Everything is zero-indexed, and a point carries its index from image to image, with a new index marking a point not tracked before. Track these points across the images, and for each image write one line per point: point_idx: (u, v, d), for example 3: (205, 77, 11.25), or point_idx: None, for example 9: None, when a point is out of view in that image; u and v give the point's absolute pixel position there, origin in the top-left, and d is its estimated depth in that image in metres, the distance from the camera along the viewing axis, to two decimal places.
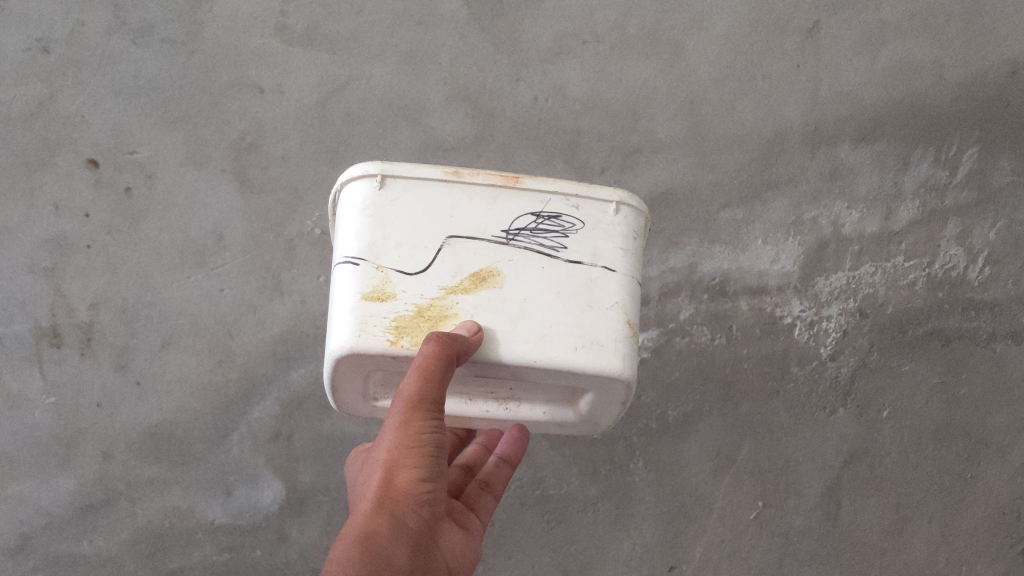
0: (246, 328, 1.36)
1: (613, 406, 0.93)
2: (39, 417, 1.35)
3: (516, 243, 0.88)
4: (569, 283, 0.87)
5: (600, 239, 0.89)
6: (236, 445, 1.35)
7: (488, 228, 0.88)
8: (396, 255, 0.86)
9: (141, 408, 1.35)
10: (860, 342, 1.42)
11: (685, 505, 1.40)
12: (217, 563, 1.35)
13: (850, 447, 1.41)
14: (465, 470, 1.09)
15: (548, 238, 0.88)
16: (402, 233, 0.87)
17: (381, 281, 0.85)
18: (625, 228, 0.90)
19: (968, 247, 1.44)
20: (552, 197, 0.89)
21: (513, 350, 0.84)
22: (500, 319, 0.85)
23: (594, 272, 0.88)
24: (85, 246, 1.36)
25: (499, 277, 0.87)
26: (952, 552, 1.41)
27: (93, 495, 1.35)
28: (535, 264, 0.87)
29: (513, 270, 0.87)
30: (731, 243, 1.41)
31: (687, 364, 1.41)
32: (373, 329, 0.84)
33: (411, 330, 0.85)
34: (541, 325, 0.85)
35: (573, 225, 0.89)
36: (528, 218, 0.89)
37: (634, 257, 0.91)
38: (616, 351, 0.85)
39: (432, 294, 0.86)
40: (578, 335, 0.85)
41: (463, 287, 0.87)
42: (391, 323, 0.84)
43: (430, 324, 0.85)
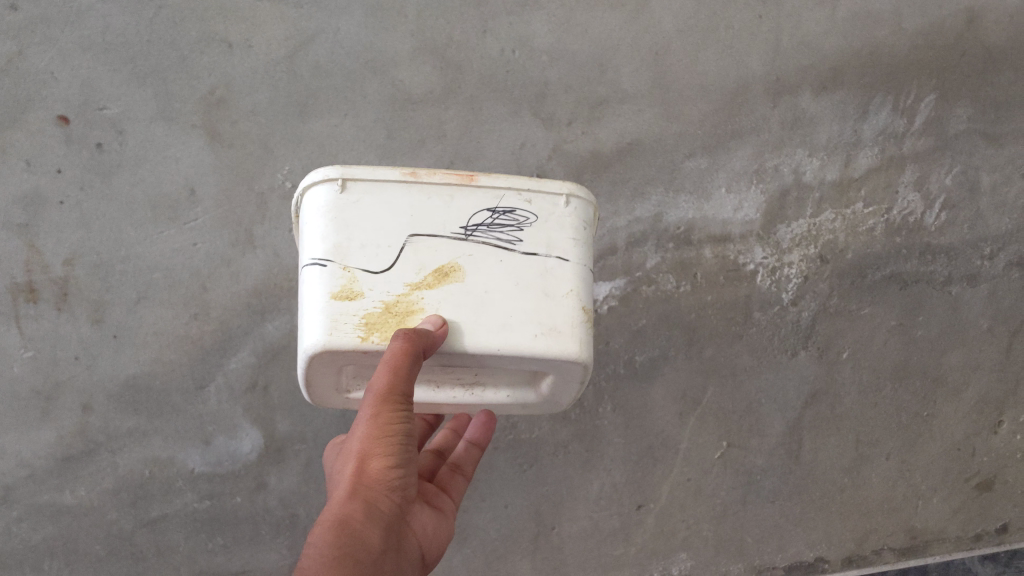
0: (221, 280, 1.38)
1: (573, 386, 0.95)
2: (18, 371, 1.37)
3: (475, 238, 0.87)
4: (525, 273, 0.87)
5: (554, 231, 0.88)
6: (214, 396, 1.38)
7: (447, 225, 0.87)
8: (361, 255, 0.84)
9: (119, 360, 1.38)
10: (821, 287, 1.46)
11: (653, 446, 1.45)
12: (199, 510, 1.39)
13: (812, 389, 1.47)
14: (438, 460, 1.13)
15: (504, 232, 0.87)
16: (366, 234, 0.85)
17: (349, 281, 0.84)
18: (576, 219, 0.90)
19: (925, 193, 1.49)
20: (505, 191, 0.88)
21: (476, 341, 0.84)
22: (462, 311, 0.85)
23: (550, 262, 0.87)
24: (59, 202, 1.37)
25: (460, 271, 0.86)
26: (909, 487, 1.50)
27: (74, 447, 1.38)
28: (493, 258, 0.87)
29: (473, 264, 0.87)
30: (695, 192, 1.44)
31: (654, 311, 1.45)
32: (342, 327, 0.83)
33: (380, 326, 0.84)
34: (502, 318, 0.85)
35: (526, 219, 0.88)
36: (485, 214, 0.88)
37: (586, 245, 0.91)
38: (575, 337, 0.86)
39: (397, 291, 0.85)
40: (537, 322, 0.85)
41: (426, 284, 0.86)
42: (361, 321, 0.84)
43: (397, 320, 0.85)
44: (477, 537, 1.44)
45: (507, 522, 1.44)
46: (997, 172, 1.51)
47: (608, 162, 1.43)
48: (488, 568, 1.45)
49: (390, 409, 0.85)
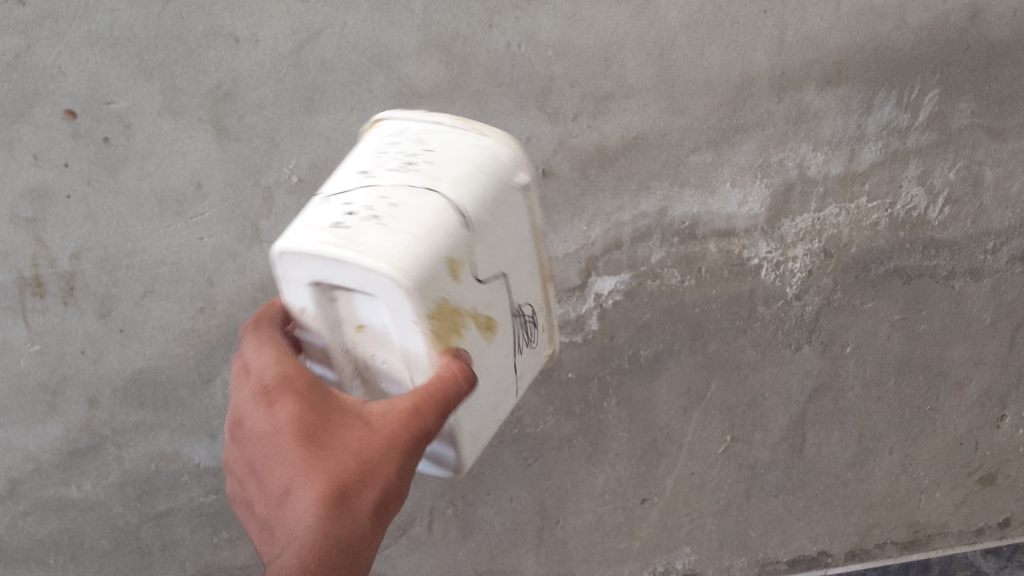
0: (227, 275, 1.39)
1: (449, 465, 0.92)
2: (24, 365, 1.38)
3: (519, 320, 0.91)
4: (510, 375, 0.92)
5: (536, 364, 1.00)
6: (219, 391, 1.41)
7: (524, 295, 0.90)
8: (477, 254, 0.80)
9: (125, 355, 1.39)
10: (824, 282, 1.47)
11: (657, 440, 1.50)
12: (205, 504, 1.45)
13: (815, 383, 1.51)
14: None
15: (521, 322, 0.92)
16: (494, 239, 0.82)
17: (462, 254, 0.77)
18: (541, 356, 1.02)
19: (929, 187, 1.49)
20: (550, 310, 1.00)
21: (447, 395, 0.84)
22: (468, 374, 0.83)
23: (519, 384, 0.96)
24: (65, 196, 1.36)
25: (489, 339, 0.85)
26: (913, 480, 1.58)
27: (80, 441, 1.41)
28: (510, 354, 0.90)
29: (500, 341, 0.87)
30: (700, 186, 1.44)
31: (657, 306, 1.46)
32: (429, 291, 0.74)
33: (434, 328, 0.76)
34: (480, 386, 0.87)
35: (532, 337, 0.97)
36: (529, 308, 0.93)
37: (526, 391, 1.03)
38: (476, 451, 0.92)
39: (466, 305, 0.79)
40: (478, 420, 0.90)
41: (475, 323, 0.81)
42: (432, 309, 0.75)
43: (445, 322, 0.77)
44: (483, 530, 1.53)
45: (510, 515, 1.52)
46: (1001, 167, 1.51)
47: (613, 157, 1.43)
48: (492, 560, 1.55)
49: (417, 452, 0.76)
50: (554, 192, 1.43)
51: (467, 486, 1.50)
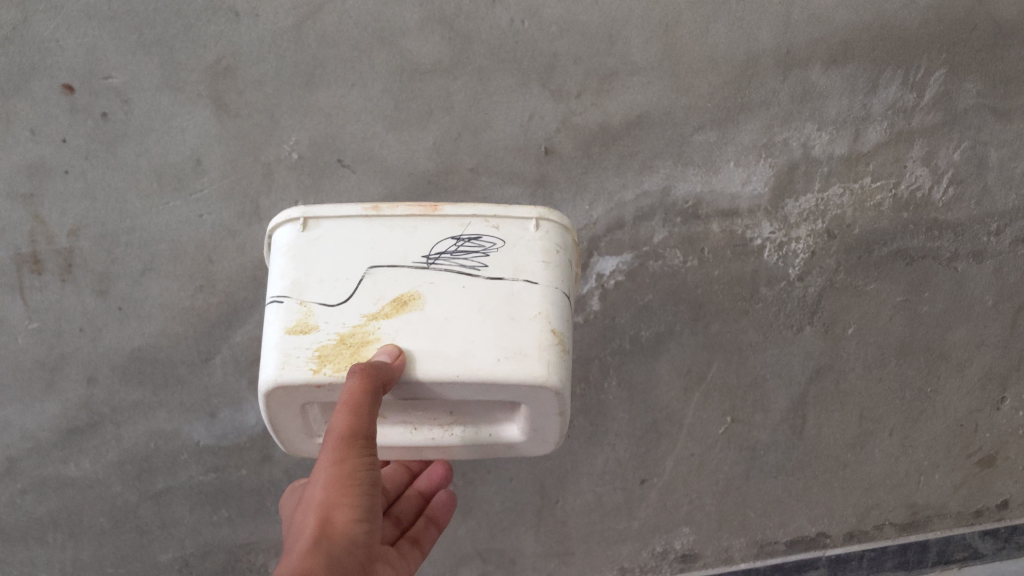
0: (226, 254, 1.37)
1: (551, 416, 0.97)
2: (22, 343, 1.37)
3: (437, 266, 0.97)
4: (491, 299, 0.94)
5: (520, 256, 0.96)
6: (219, 368, 1.39)
7: (410, 255, 0.97)
8: (318, 291, 0.96)
9: (124, 333, 1.37)
10: (828, 263, 1.46)
11: (657, 421, 1.50)
12: (203, 483, 1.43)
13: (817, 363, 1.50)
14: (421, 495, 1.23)
15: (468, 259, 0.97)
16: (324, 269, 0.96)
17: (305, 314, 0.95)
18: (546, 242, 0.98)
19: (933, 167, 1.48)
20: (471, 220, 0.98)
21: (435, 367, 0.92)
22: (422, 339, 0.93)
23: (516, 287, 0.95)
24: (63, 171, 1.35)
25: (419, 300, 0.95)
26: (912, 462, 1.57)
27: (78, 419, 1.39)
28: (457, 284, 0.95)
29: (434, 292, 0.95)
30: (703, 165, 1.43)
31: (659, 286, 1.45)
32: (294, 361, 0.92)
33: (333, 357, 0.93)
34: (464, 343, 0.92)
35: (493, 244, 0.97)
36: (449, 243, 0.98)
37: (557, 270, 0.97)
38: (539, 360, 0.91)
39: (355, 321, 0.95)
40: (500, 347, 0.91)
41: (386, 312, 0.95)
42: (315, 353, 0.93)
43: (351, 349, 0.94)
44: (482, 508, 1.53)
45: (511, 495, 1.52)
46: (1005, 148, 1.49)
47: (617, 135, 1.42)
48: (492, 539, 1.54)
49: (355, 454, 0.90)
50: (556, 170, 1.42)
51: (467, 466, 1.51)
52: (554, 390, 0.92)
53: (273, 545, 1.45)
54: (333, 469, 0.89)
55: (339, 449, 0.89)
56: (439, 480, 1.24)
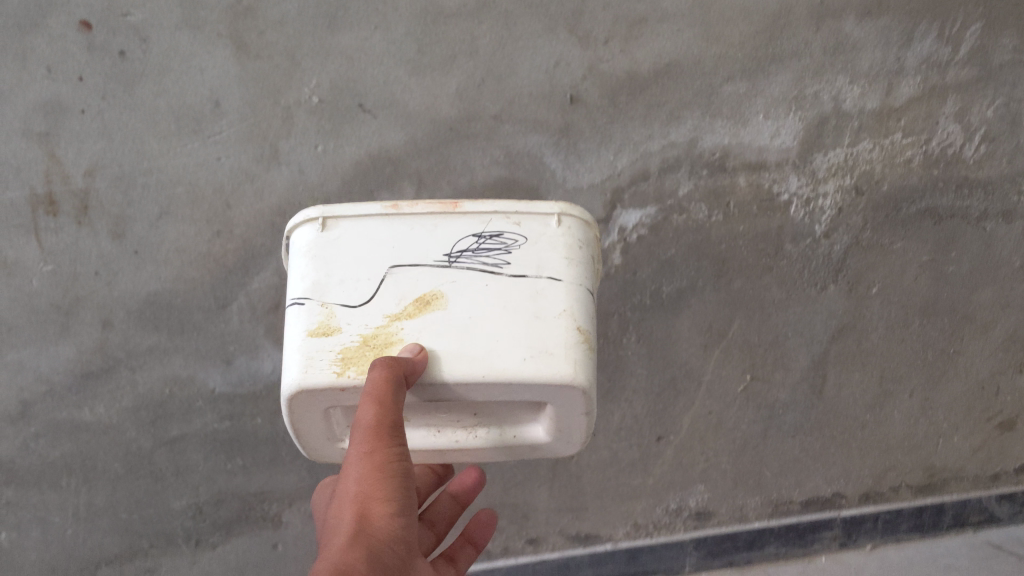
0: (244, 199, 1.35)
1: (577, 417, 0.94)
2: (37, 285, 1.34)
3: (459, 264, 0.94)
4: (515, 297, 0.92)
5: (543, 252, 0.94)
6: (235, 315, 1.37)
7: (430, 254, 0.94)
8: (339, 292, 0.93)
9: (140, 277, 1.36)
10: (854, 220, 1.44)
11: (676, 377, 1.49)
12: (218, 430, 1.42)
13: (839, 322, 1.48)
14: (454, 499, 1.19)
15: (491, 256, 0.94)
16: (343, 268, 0.94)
17: (326, 317, 0.92)
18: (568, 238, 0.95)
19: (966, 124, 1.44)
20: (491, 215, 0.96)
21: (461, 369, 0.89)
22: (445, 338, 0.91)
23: (540, 284, 0.92)
24: (79, 110, 1.32)
25: (442, 299, 0.93)
26: (932, 425, 1.59)
27: (92, 363, 1.37)
28: (480, 282, 0.93)
29: (457, 290, 0.93)
30: (732, 117, 1.40)
31: (682, 241, 1.42)
32: (316, 365, 0.90)
33: (356, 359, 0.91)
34: (490, 343, 0.90)
35: (515, 241, 0.94)
36: (470, 240, 0.95)
37: (580, 265, 0.95)
38: (567, 359, 0.89)
39: (376, 323, 0.92)
40: (527, 346, 0.89)
41: (408, 312, 0.93)
42: (338, 355, 0.91)
43: (375, 350, 0.91)
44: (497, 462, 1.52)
45: None
46: None
47: (644, 84, 1.39)
48: (506, 493, 1.55)
49: (384, 443, 0.87)
50: (581, 119, 1.39)
51: None
52: (582, 389, 0.89)
53: (287, 495, 1.47)
54: (365, 460, 0.88)
55: (367, 438, 0.87)
56: (471, 485, 1.21)
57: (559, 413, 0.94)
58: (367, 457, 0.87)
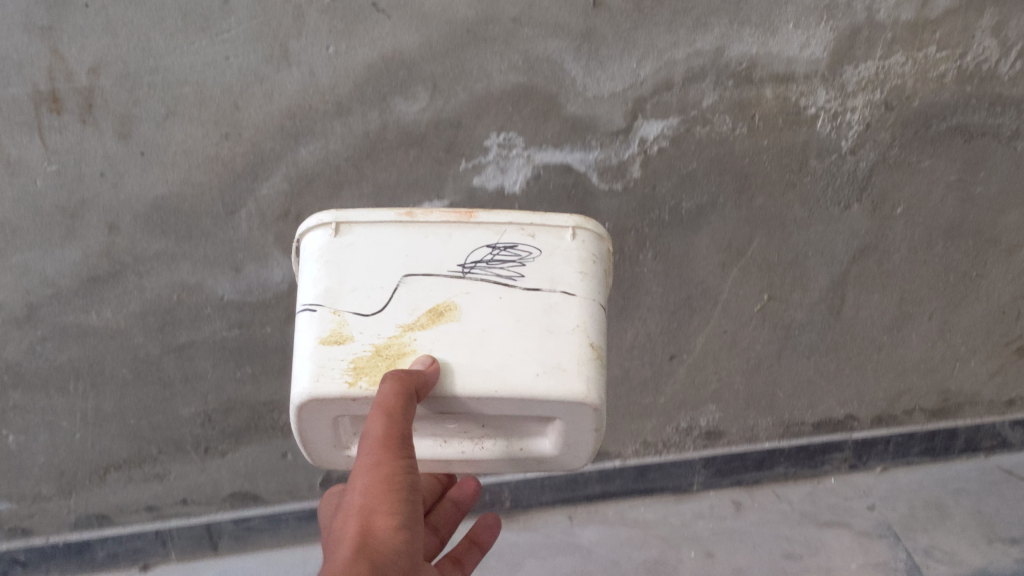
0: (253, 100, 1.22)
1: (586, 434, 0.97)
2: (41, 185, 1.24)
3: (473, 274, 0.97)
4: (528, 310, 0.95)
5: (558, 265, 0.97)
6: (245, 223, 1.32)
7: (444, 263, 0.97)
8: (352, 300, 0.96)
9: (146, 180, 1.26)
10: (882, 136, 1.34)
11: (691, 296, 1.47)
12: (227, 338, 1.41)
13: (860, 243, 1.44)
14: (456, 505, 1.27)
15: (504, 268, 0.97)
16: (357, 276, 0.97)
17: (338, 325, 0.95)
18: (582, 252, 0.98)
19: (1003, 38, 1.27)
20: (507, 226, 0.98)
21: (473, 383, 0.92)
22: (457, 351, 0.94)
23: (554, 298, 0.96)
24: (83, 4, 1.13)
25: (455, 310, 0.96)
26: (949, 347, 1.61)
27: (99, 267, 1.32)
28: (493, 294, 0.96)
29: (469, 302, 0.96)
30: (761, 26, 1.23)
31: (704, 155, 1.33)
32: (329, 374, 0.93)
33: (369, 371, 0.93)
34: (502, 358, 0.92)
35: (530, 253, 0.97)
36: (484, 250, 0.98)
37: (594, 280, 0.98)
38: (580, 376, 0.92)
39: (389, 333, 0.95)
40: (539, 362, 0.92)
41: (421, 323, 0.96)
42: (350, 365, 0.93)
43: (387, 362, 0.94)
44: None
45: None
46: None
47: None
48: None
49: (391, 457, 0.89)
50: (604, 23, 1.21)
51: None
52: (593, 407, 0.92)
53: None
54: (372, 472, 0.89)
55: (376, 451, 0.89)
56: (472, 494, 1.28)
57: (568, 429, 0.96)
58: (374, 470, 0.89)
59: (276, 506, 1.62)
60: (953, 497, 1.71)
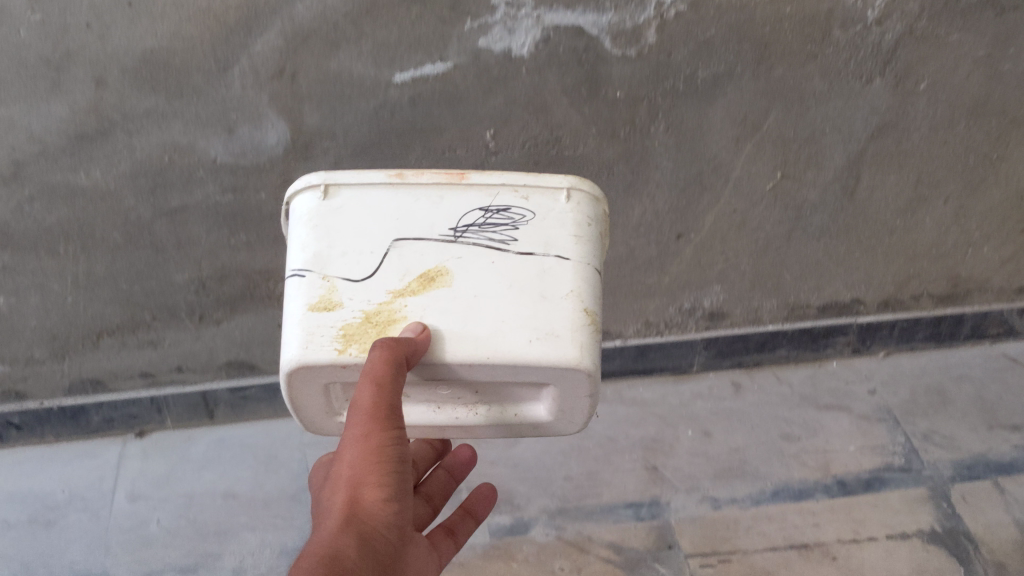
0: None
1: (579, 399, 0.85)
2: (25, 36, 1.09)
3: (465, 239, 0.87)
4: (522, 274, 0.85)
5: (551, 228, 0.87)
6: (237, 81, 1.18)
7: (435, 226, 0.88)
8: (342, 264, 0.86)
9: (134, 32, 1.11)
10: (910, 7, 1.22)
11: (702, 173, 1.39)
12: (220, 203, 1.33)
13: (880, 121, 1.37)
14: (450, 474, 1.10)
15: (498, 231, 0.87)
16: (347, 240, 0.87)
17: (328, 290, 0.85)
18: (578, 215, 0.88)
19: None
20: (499, 188, 0.89)
21: (464, 349, 0.82)
22: (449, 317, 0.83)
23: (548, 262, 0.85)
24: None
25: (447, 276, 0.86)
26: (962, 234, 1.57)
27: (86, 125, 1.20)
28: (486, 259, 0.86)
29: (462, 266, 0.86)
30: None
31: (723, 21, 1.20)
32: (318, 341, 0.83)
33: (358, 337, 0.83)
34: (494, 321, 0.82)
35: (522, 216, 0.88)
36: (477, 214, 0.88)
37: (590, 244, 0.88)
38: (575, 342, 0.81)
39: (380, 299, 0.85)
40: (531, 327, 0.82)
41: (411, 289, 0.85)
42: (339, 331, 0.83)
43: (377, 329, 0.84)
44: None
45: None
46: None
47: None
48: None
49: (381, 426, 0.80)
50: None
51: None
52: (586, 373, 0.82)
53: None
54: (358, 445, 0.81)
55: (364, 420, 0.79)
56: (468, 462, 1.12)
57: (563, 399, 0.86)
58: (361, 443, 0.80)
59: (272, 376, 1.57)
60: (956, 383, 1.71)
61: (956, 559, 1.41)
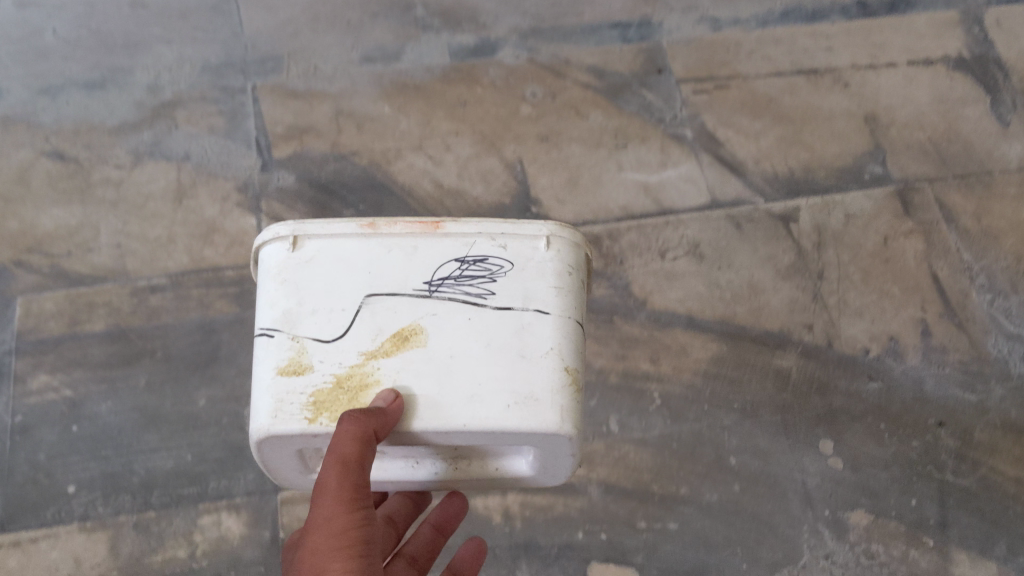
0: None
1: (563, 458, 0.60)
2: None
3: (441, 293, 0.59)
4: (502, 332, 0.57)
5: (534, 280, 0.59)
6: None
7: (408, 280, 0.59)
8: (311, 320, 0.58)
9: None
10: None
11: None
12: None
13: None
14: (438, 531, 0.77)
15: (474, 284, 0.59)
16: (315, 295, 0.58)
17: (296, 352, 0.57)
18: (564, 267, 0.59)
19: None
20: (476, 236, 0.60)
21: (439, 420, 0.56)
22: (424, 379, 0.56)
23: (527, 318, 0.58)
24: None
25: (424, 335, 0.58)
26: None
27: None
28: (463, 317, 0.58)
29: (441, 321, 0.58)
30: None
31: None
32: (287, 409, 0.56)
33: (333, 407, 0.56)
34: (469, 385, 0.56)
35: (502, 267, 0.59)
36: (452, 265, 0.59)
37: (576, 295, 0.60)
38: (556, 406, 0.55)
39: (351, 361, 0.57)
40: (509, 390, 0.56)
41: (383, 350, 0.57)
42: (308, 400, 0.56)
43: (350, 397, 0.57)
44: None
45: None
46: None
47: None
48: None
49: (349, 504, 0.57)
50: None
51: None
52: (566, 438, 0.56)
53: None
54: (320, 530, 0.56)
55: (331, 498, 0.56)
56: (458, 515, 0.79)
57: (541, 459, 0.61)
58: (322, 526, 0.57)
59: None
60: None
61: (982, 87, 1.23)
